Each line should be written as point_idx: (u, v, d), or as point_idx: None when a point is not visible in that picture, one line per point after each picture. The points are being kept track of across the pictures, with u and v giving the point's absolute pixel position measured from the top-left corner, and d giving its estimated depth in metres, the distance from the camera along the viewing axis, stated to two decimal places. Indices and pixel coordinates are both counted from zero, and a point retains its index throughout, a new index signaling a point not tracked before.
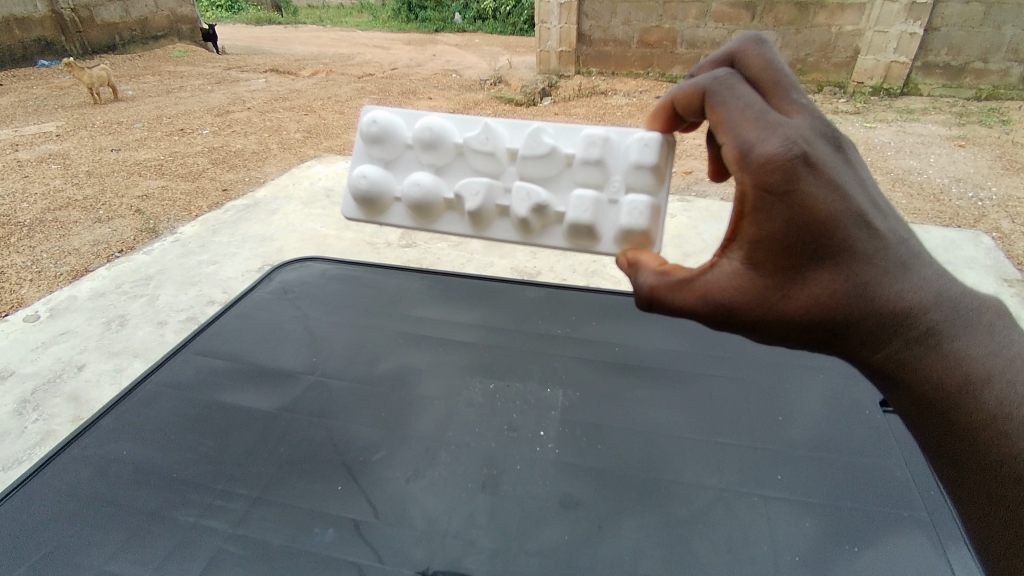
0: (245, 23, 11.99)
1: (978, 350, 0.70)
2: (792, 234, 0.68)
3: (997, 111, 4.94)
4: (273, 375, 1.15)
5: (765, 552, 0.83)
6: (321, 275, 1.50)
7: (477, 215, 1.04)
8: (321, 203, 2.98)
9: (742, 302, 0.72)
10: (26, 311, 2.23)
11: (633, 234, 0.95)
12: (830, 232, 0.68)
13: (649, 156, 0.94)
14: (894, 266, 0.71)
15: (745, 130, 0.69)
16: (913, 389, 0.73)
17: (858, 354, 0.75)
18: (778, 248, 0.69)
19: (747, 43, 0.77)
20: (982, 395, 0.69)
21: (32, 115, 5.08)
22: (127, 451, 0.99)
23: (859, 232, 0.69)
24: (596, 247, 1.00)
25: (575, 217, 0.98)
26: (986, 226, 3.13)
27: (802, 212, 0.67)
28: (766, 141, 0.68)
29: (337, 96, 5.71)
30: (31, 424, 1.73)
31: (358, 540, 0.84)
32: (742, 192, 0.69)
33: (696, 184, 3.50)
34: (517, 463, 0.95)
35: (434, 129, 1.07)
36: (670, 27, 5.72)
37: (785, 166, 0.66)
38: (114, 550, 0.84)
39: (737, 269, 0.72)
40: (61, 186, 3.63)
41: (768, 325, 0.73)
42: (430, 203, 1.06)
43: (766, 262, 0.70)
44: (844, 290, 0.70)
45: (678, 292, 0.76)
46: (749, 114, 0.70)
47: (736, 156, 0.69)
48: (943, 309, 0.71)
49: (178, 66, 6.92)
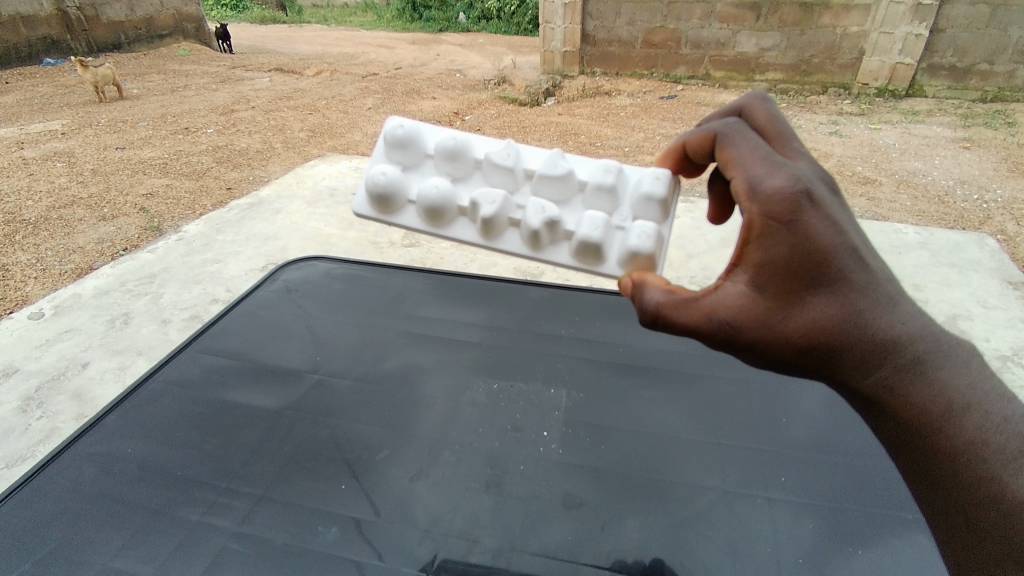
0: (249, 22, 12.04)
1: (958, 383, 0.70)
2: (796, 262, 0.67)
3: (1003, 114, 4.92)
4: (277, 373, 1.15)
5: (764, 555, 0.83)
6: (326, 274, 1.50)
7: (490, 222, 1.02)
8: (324, 202, 2.99)
9: (745, 323, 0.70)
10: (30, 308, 2.24)
11: (640, 258, 0.94)
12: (830, 263, 0.68)
13: (659, 189, 0.96)
14: (885, 298, 0.71)
15: (754, 167, 0.70)
16: (900, 417, 0.72)
17: (849, 382, 0.73)
18: (782, 273, 0.68)
19: (754, 98, 0.81)
20: (961, 424, 0.69)
21: (37, 113, 5.11)
22: (131, 448, 1.00)
23: (854, 265, 0.69)
24: (600, 269, 0.99)
25: (586, 234, 0.97)
26: (991, 228, 3.11)
27: (804, 243, 0.66)
28: (775, 175, 0.68)
29: (341, 96, 5.72)
30: (34, 422, 1.74)
31: (359, 539, 0.84)
32: (749, 221, 0.68)
33: (699, 185, 3.52)
34: (520, 463, 0.95)
35: (458, 141, 1.09)
36: (674, 28, 5.73)
37: (790, 199, 0.66)
38: (117, 549, 0.84)
39: (742, 292, 0.71)
40: (66, 184, 3.64)
41: (769, 350, 0.71)
42: (444, 207, 1.05)
43: (771, 286, 0.69)
44: (841, 318, 0.69)
45: (685, 312, 0.73)
46: (759, 152, 0.71)
47: (746, 187, 0.69)
48: (928, 341, 0.71)
49: (183, 65, 6.95)
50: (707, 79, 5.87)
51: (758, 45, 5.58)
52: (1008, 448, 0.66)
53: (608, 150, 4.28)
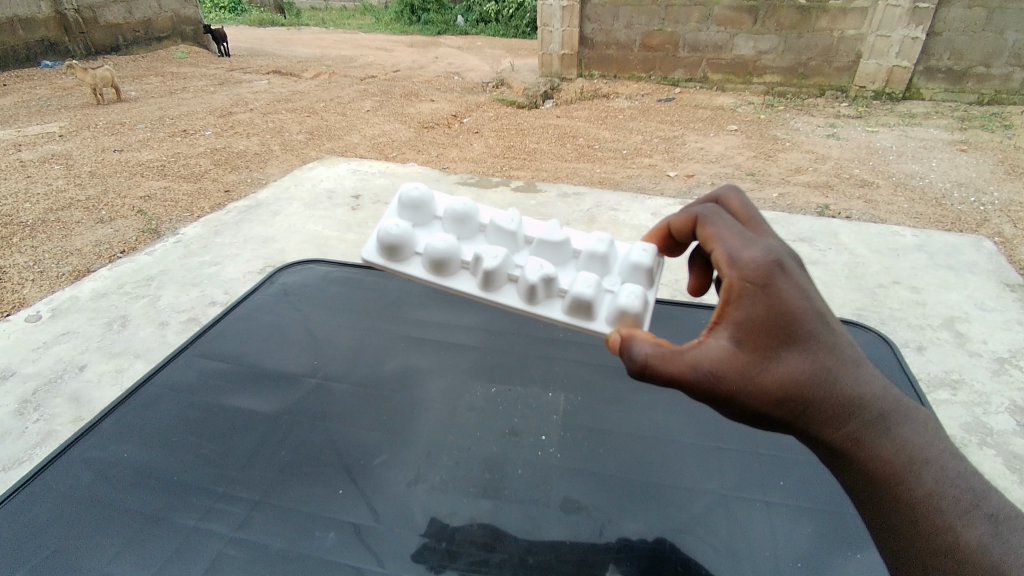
0: (247, 24, 12.06)
1: (920, 439, 0.67)
2: (773, 319, 0.65)
3: (999, 116, 4.94)
4: (273, 378, 1.15)
5: (750, 560, 0.82)
6: (323, 277, 1.51)
7: (490, 274, 0.95)
8: (323, 204, 2.99)
9: (727, 379, 0.67)
10: (27, 310, 2.23)
11: (628, 315, 0.87)
12: (808, 328, 0.66)
13: (646, 258, 0.94)
14: (853, 358, 0.68)
15: (731, 239, 0.71)
16: (863, 469, 0.67)
17: (817, 436, 0.68)
18: (762, 332, 0.66)
19: (728, 188, 0.84)
20: (921, 476, 0.65)
21: (35, 116, 5.10)
22: (128, 453, 0.99)
23: (827, 327, 0.67)
24: (588, 324, 0.91)
25: (580, 290, 0.90)
26: (988, 231, 3.12)
27: (781, 303, 0.65)
28: (751, 248, 0.69)
29: (339, 98, 5.73)
30: (31, 424, 1.73)
31: (357, 544, 0.83)
32: (728, 284, 0.68)
33: (697, 188, 3.58)
34: (518, 467, 0.95)
35: (466, 205, 1.09)
36: (672, 31, 5.75)
37: (765, 265, 0.66)
38: (113, 554, 0.83)
39: (725, 348, 0.67)
40: (64, 186, 3.64)
41: (746, 405, 0.67)
42: (448, 256, 0.98)
43: (752, 344, 0.66)
44: (814, 375, 0.66)
45: (666, 362, 0.68)
46: (735, 229, 0.72)
47: (725, 259, 0.69)
48: (891, 398, 0.68)
49: (181, 67, 6.95)
50: (704, 82, 5.89)
51: (756, 48, 5.60)
52: (962, 501, 0.63)
53: (607, 152, 4.29)
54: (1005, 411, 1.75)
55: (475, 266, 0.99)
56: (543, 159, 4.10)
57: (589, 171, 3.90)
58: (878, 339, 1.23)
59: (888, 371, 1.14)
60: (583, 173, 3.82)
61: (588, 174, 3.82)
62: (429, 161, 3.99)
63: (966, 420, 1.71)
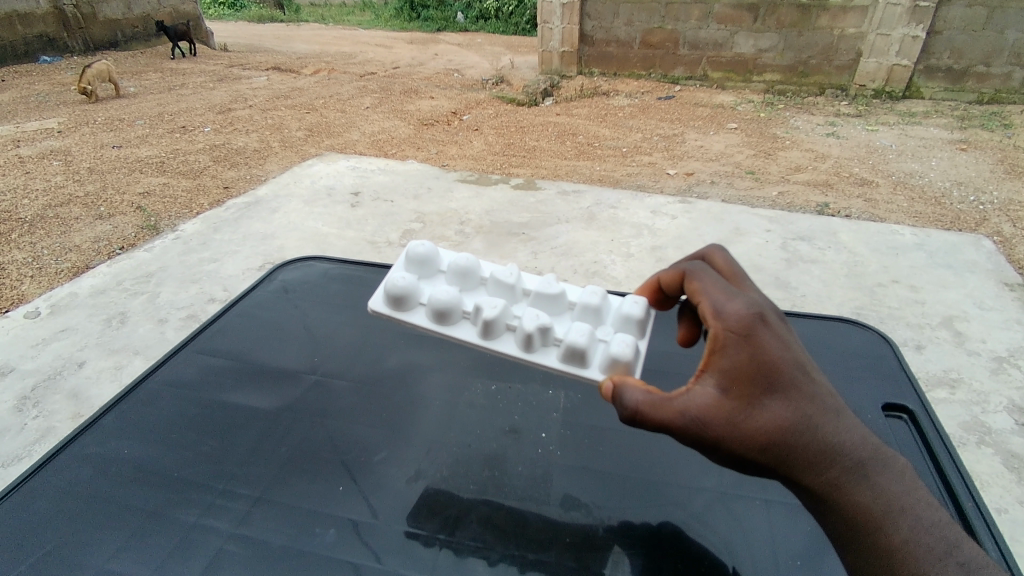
0: (247, 21, 12.04)
1: (896, 488, 0.65)
2: (757, 369, 0.64)
3: (999, 115, 4.94)
4: (273, 374, 1.15)
5: (746, 556, 0.81)
6: (323, 274, 1.51)
7: (488, 322, 0.89)
8: (322, 202, 2.99)
9: (713, 425, 0.64)
10: (26, 307, 2.22)
11: (620, 364, 0.82)
12: (789, 378, 0.65)
13: (638, 310, 0.90)
14: (834, 407, 0.67)
15: (714, 290, 0.69)
16: (841, 515, 0.65)
17: (797, 481, 0.66)
18: (748, 381, 0.64)
19: (712, 245, 0.84)
20: (897, 523, 0.63)
21: (33, 111, 5.09)
22: (128, 451, 0.99)
23: (808, 376, 0.66)
24: (582, 372, 0.85)
25: (574, 340, 0.85)
26: (987, 230, 3.12)
27: (764, 353, 0.64)
28: (736, 300, 0.67)
29: (339, 95, 5.72)
30: (30, 421, 1.73)
31: (357, 541, 0.83)
32: (713, 335, 0.66)
33: (697, 186, 3.59)
34: (517, 464, 0.95)
35: (466, 256, 1.04)
36: (672, 28, 5.74)
37: (749, 317, 0.65)
38: (115, 550, 0.83)
39: (711, 396, 0.65)
40: (62, 182, 3.63)
41: (731, 450, 0.65)
42: (448, 306, 0.92)
43: (737, 393, 0.64)
44: (797, 423, 0.64)
45: (653, 408, 0.65)
46: (721, 282, 0.71)
47: (711, 311, 0.68)
48: (869, 445, 0.66)
49: (180, 63, 6.94)
50: (704, 80, 5.89)
51: (756, 46, 5.59)
52: (936, 549, 0.61)
53: (607, 150, 4.28)
54: (1003, 410, 1.75)
55: (474, 315, 0.93)
56: (543, 157, 4.10)
57: (589, 168, 3.89)
58: (878, 339, 1.22)
59: (887, 369, 1.14)
60: (583, 171, 3.82)
61: (587, 171, 3.82)
62: (429, 158, 3.99)
63: (964, 419, 1.72)
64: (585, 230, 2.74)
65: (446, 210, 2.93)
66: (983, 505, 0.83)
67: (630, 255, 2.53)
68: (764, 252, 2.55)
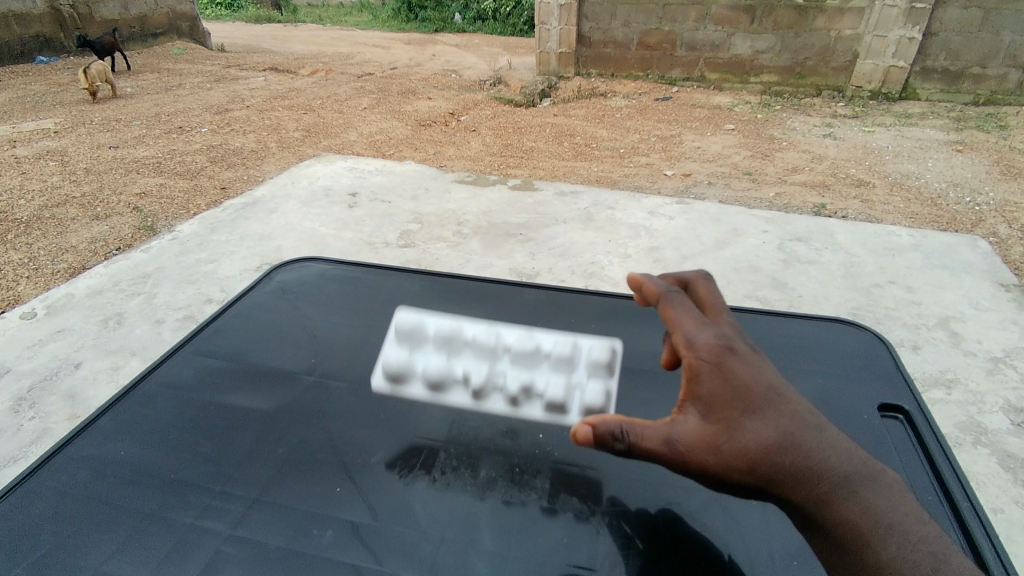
0: (245, 21, 12.01)
1: (885, 504, 0.64)
2: (731, 394, 0.65)
3: (995, 117, 4.96)
4: (270, 376, 1.15)
5: (741, 552, 0.81)
6: (321, 275, 1.51)
7: (476, 391, 0.97)
8: (320, 202, 2.99)
9: (695, 450, 0.65)
10: (22, 308, 2.21)
11: (593, 413, 0.93)
12: (763, 401, 0.65)
13: (606, 358, 0.97)
14: (816, 426, 0.67)
15: (681, 321, 0.72)
16: (830, 533, 0.64)
17: (787, 503, 0.65)
18: (723, 407, 0.65)
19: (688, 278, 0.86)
20: (885, 540, 0.61)
21: (30, 112, 5.07)
22: (125, 452, 0.99)
23: (783, 396, 0.67)
24: (563, 420, 0.93)
25: (552, 399, 0.94)
26: (983, 231, 3.13)
27: (736, 379, 0.66)
28: (704, 333, 0.70)
29: (336, 95, 5.72)
30: (26, 422, 1.72)
31: (356, 543, 0.82)
32: (686, 364, 0.68)
33: (694, 187, 3.60)
34: (517, 465, 0.95)
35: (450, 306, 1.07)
36: (669, 30, 5.75)
37: (717, 347, 0.67)
38: (111, 552, 0.82)
39: (689, 422, 0.66)
40: (59, 183, 3.61)
41: (716, 474, 0.65)
42: (440, 375, 0.99)
43: (714, 417, 0.65)
44: (777, 443, 0.64)
45: (633, 434, 0.65)
46: (692, 313, 0.73)
47: (683, 343, 0.70)
48: (856, 462, 0.66)
49: (178, 64, 6.92)
50: (702, 81, 5.90)
51: (753, 48, 5.61)
52: (923, 565, 0.59)
53: (604, 151, 4.29)
54: (998, 410, 1.76)
55: (463, 377, 1.00)
56: (540, 157, 4.10)
57: (586, 169, 3.90)
58: (873, 340, 1.22)
59: (882, 370, 1.14)
60: (580, 172, 3.82)
61: (585, 172, 3.82)
62: (426, 159, 3.99)
63: (960, 419, 1.73)
64: (583, 230, 2.75)
65: (443, 211, 2.93)
66: (978, 504, 0.84)
67: (627, 255, 2.54)
68: (760, 253, 2.56)
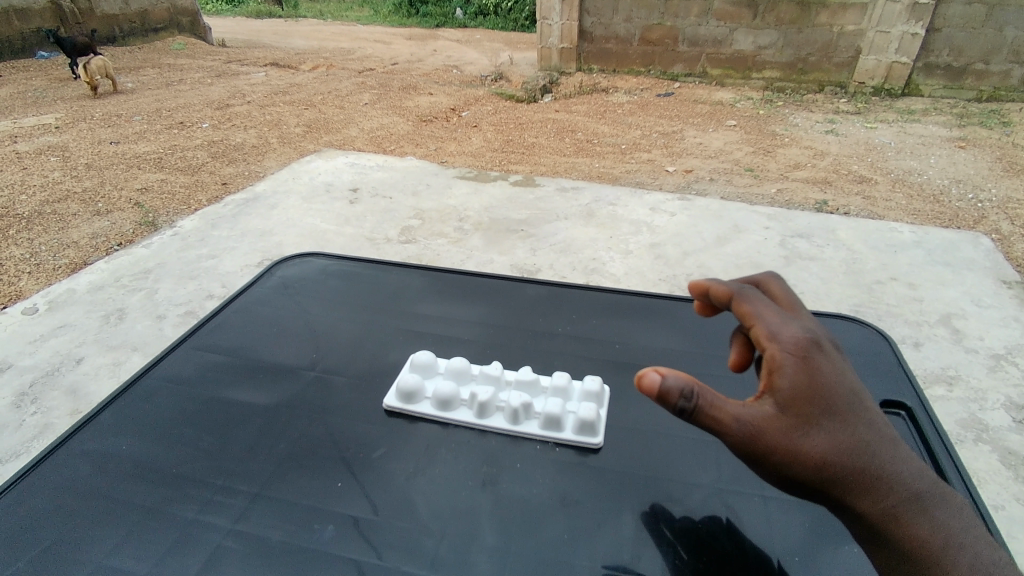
0: (246, 16, 11.99)
1: (956, 524, 0.64)
2: (814, 388, 0.67)
3: (998, 113, 4.94)
4: (272, 371, 1.15)
5: (741, 546, 0.81)
6: (322, 271, 1.50)
7: (482, 404, 1.00)
8: (321, 198, 2.99)
9: (770, 436, 0.66)
10: (24, 303, 2.22)
11: (589, 423, 0.97)
12: (840, 402, 0.67)
13: (595, 384, 1.04)
14: (889, 437, 0.69)
15: (766, 314, 0.74)
16: (895, 544, 0.64)
17: (851, 507, 0.66)
18: (805, 400, 0.67)
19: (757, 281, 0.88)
20: (957, 560, 0.62)
21: (31, 107, 5.07)
22: (127, 446, 0.99)
23: (861, 405, 0.69)
24: (559, 435, 0.98)
25: (551, 409, 0.98)
26: (985, 228, 3.12)
27: (819, 375, 0.68)
28: (787, 327, 0.72)
29: (338, 91, 5.71)
30: (29, 417, 1.73)
31: (357, 537, 0.83)
32: (770, 356, 0.70)
33: (696, 183, 3.59)
34: (518, 461, 0.94)
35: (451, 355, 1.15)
36: (671, 25, 5.73)
37: (803, 342, 0.70)
38: (113, 547, 0.82)
39: (766, 410, 0.67)
40: (60, 178, 3.61)
41: (785, 465, 0.66)
42: (448, 394, 1.03)
43: (792, 407, 0.67)
44: (852, 446, 0.66)
45: (712, 408, 0.65)
46: (772, 309, 0.75)
47: (765, 336, 0.72)
48: (928, 480, 0.67)
49: (178, 59, 6.91)
50: (703, 77, 5.89)
51: (755, 43, 5.59)
52: None
53: (605, 147, 4.28)
54: (1001, 407, 1.76)
55: (469, 400, 1.04)
56: (541, 153, 4.09)
57: (587, 165, 3.89)
58: (877, 336, 1.22)
59: (883, 366, 1.14)
60: (581, 168, 3.81)
61: (587, 168, 3.82)
62: (428, 155, 3.99)
63: (962, 417, 1.72)
64: (584, 227, 2.74)
65: (444, 207, 2.93)
66: (980, 500, 0.84)
67: (628, 252, 2.53)
68: (762, 249, 2.55)
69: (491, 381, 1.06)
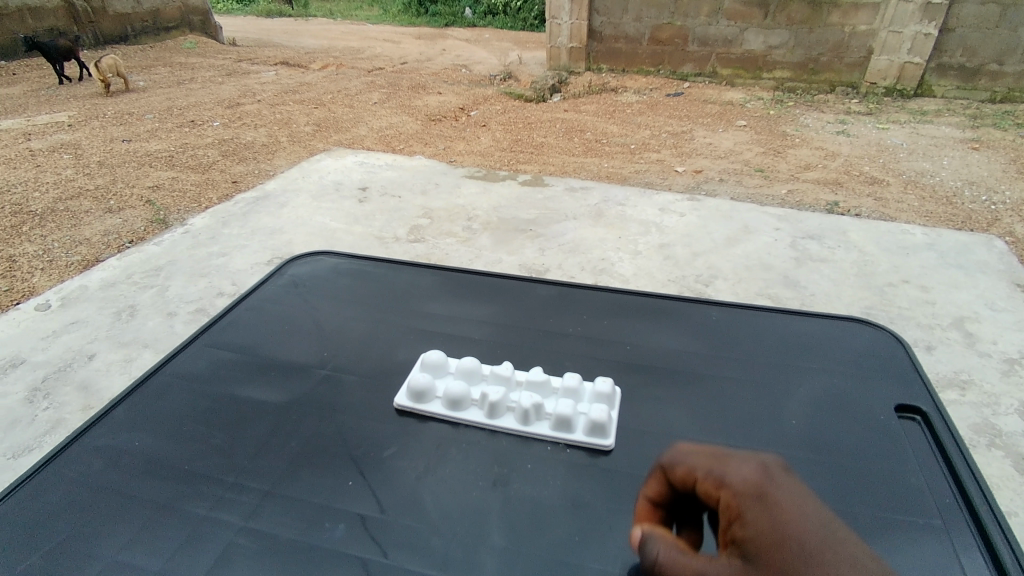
0: (257, 15, 12.05)
1: None
2: (773, 530, 0.59)
3: (1012, 114, 4.89)
4: (284, 369, 1.15)
5: None
6: (333, 270, 1.51)
7: (493, 404, 1.00)
8: (330, 196, 2.99)
9: None
10: (37, 299, 2.24)
11: (599, 425, 0.96)
12: (805, 541, 0.57)
13: (607, 386, 1.03)
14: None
15: (708, 456, 0.72)
16: None
17: None
18: (769, 545, 0.58)
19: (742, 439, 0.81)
20: None
21: (44, 105, 5.12)
22: (138, 443, 0.99)
23: (844, 543, 0.56)
24: (570, 436, 0.97)
25: (563, 411, 0.98)
26: (999, 230, 3.08)
27: (772, 514, 0.60)
28: (738, 470, 0.68)
29: (347, 90, 5.73)
30: (41, 413, 1.74)
31: (367, 536, 0.83)
32: (725, 506, 0.66)
33: (705, 183, 3.58)
34: (529, 461, 0.94)
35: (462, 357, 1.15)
36: (681, 25, 5.70)
37: (754, 481, 0.65)
38: (126, 542, 0.83)
39: (730, 561, 0.60)
40: (73, 176, 3.65)
41: None
42: (459, 395, 1.03)
43: (753, 553, 0.58)
44: None
45: (672, 565, 0.63)
46: (725, 456, 0.72)
47: (715, 483, 0.69)
48: None
49: (189, 57, 6.96)
50: (713, 77, 5.86)
51: (766, 43, 5.55)
52: None
53: (614, 147, 4.27)
54: (1014, 412, 1.73)
55: (480, 400, 1.04)
56: (550, 153, 4.09)
57: (596, 165, 3.88)
58: (890, 339, 1.21)
59: (898, 370, 1.13)
60: (590, 167, 3.80)
61: (596, 168, 3.81)
62: (437, 154, 3.99)
63: (974, 421, 1.71)
64: (593, 227, 2.73)
65: (453, 206, 2.93)
66: (996, 507, 0.84)
67: (637, 252, 2.53)
68: (773, 251, 2.54)
69: (502, 381, 1.06)
